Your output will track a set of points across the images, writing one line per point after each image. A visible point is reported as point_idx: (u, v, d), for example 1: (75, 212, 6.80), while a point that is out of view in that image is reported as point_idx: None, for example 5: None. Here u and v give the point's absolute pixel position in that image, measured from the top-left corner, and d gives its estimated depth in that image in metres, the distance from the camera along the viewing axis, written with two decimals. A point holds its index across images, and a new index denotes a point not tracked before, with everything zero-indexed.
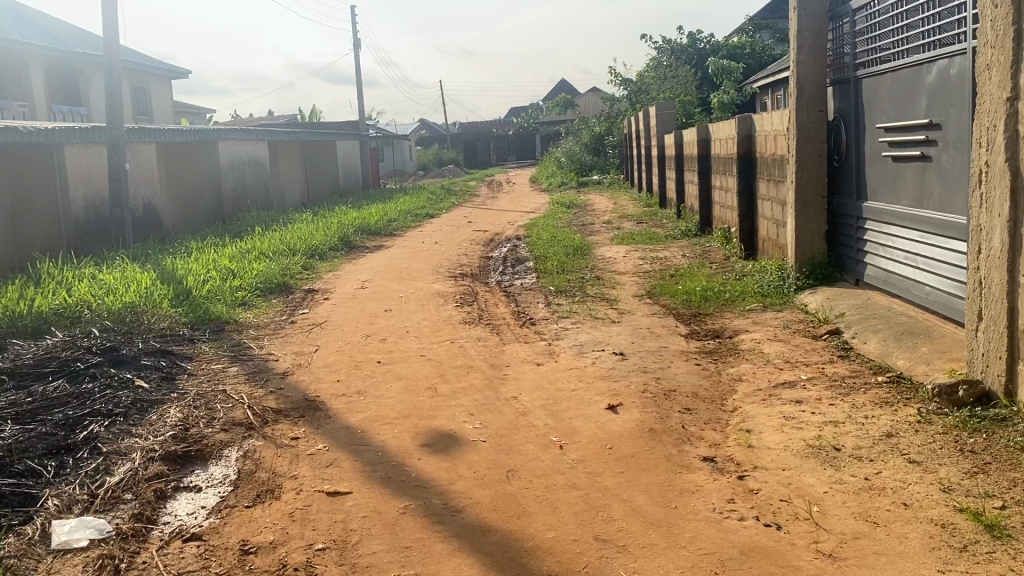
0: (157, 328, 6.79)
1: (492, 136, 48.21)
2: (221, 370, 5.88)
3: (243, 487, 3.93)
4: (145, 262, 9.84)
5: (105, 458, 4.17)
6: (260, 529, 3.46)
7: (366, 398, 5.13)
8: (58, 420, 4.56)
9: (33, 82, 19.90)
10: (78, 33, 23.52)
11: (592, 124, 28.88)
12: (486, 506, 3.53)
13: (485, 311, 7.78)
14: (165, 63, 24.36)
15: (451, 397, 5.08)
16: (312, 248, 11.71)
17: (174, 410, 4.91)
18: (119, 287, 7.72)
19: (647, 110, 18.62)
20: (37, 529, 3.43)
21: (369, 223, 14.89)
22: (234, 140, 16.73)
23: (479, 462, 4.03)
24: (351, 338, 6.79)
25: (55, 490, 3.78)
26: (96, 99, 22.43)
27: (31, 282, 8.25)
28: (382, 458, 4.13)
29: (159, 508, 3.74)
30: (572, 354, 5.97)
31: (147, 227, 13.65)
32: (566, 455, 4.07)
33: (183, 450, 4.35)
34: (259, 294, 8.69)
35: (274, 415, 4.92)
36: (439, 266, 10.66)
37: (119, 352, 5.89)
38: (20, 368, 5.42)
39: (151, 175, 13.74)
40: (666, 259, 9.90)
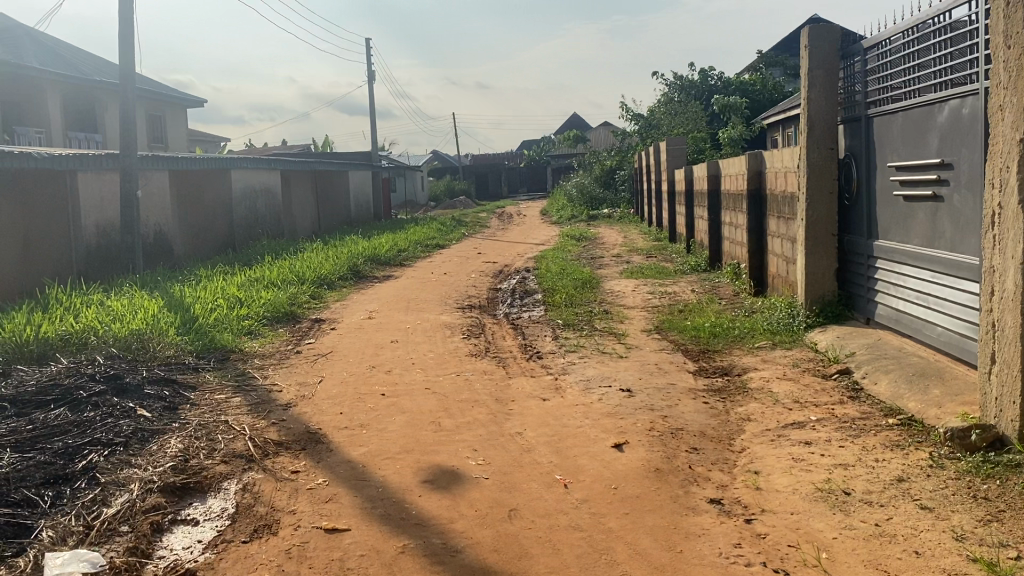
0: (162, 356, 6.76)
1: (503, 168, 48.40)
2: (225, 401, 5.83)
3: (241, 521, 3.87)
4: (155, 290, 9.85)
5: (103, 488, 4.13)
6: (255, 566, 3.39)
7: (369, 432, 5.08)
8: (57, 449, 4.53)
9: (50, 108, 20.14)
10: (96, 62, 23.81)
11: (603, 158, 28.99)
12: (487, 546, 3.46)
13: (492, 344, 7.73)
14: (181, 92, 24.67)
15: (455, 431, 5.02)
16: (321, 277, 11.70)
17: (175, 441, 4.87)
18: (126, 315, 7.71)
19: (657, 145, 18.65)
20: (30, 562, 3.37)
21: (379, 253, 14.90)
22: (248, 169, 16.82)
23: (481, 500, 3.96)
24: (356, 370, 6.75)
25: (51, 521, 3.73)
26: (111, 126, 22.65)
27: (39, 308, 8.24)
28: (382, 494, 4.07)
29: (154, 542, 3.68)
30: (578, 390, 5.90)
31: (158, 254, 13.72)
32: (569, 495, 4.00)
33: (182, 482, 4.30)
34: (265, 323, 8.67)
35: (275, 447, 4.87)
36: (447, 298, 10.63)
37: (122, 380, 5.85)
38: (22, 395, 5.39)
39: (163, 203, 13.81)
40: (675, 294, 9.84)
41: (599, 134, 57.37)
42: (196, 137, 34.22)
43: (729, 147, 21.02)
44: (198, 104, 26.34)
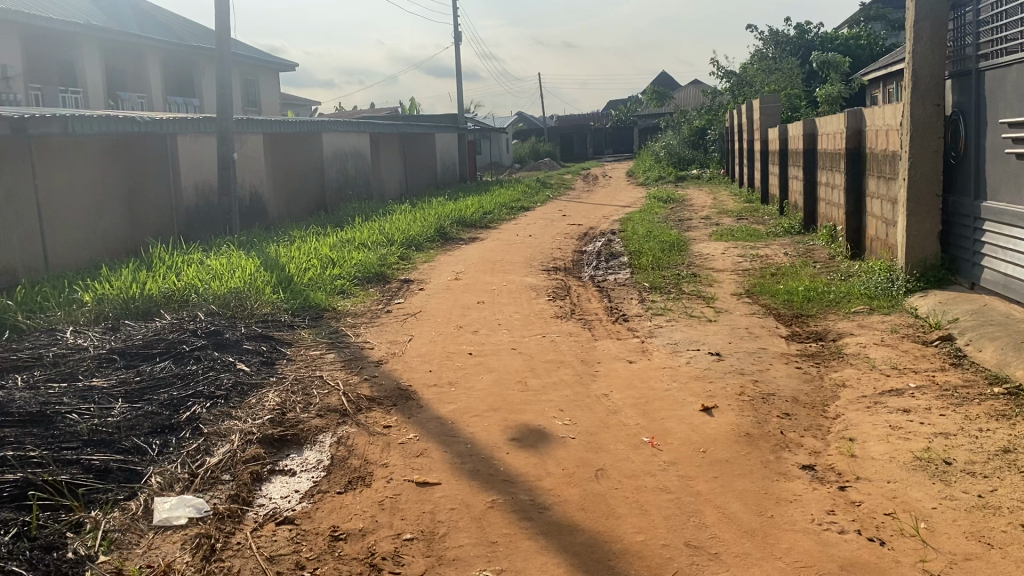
0: (259, 313, 6.99)
1: (589, 129, 47.91)
2: (319, 357, 6.01)
3: (336, 472, 4.00)
4: (251, 250, 10.18)
5: (206, 439, 4.32)
6: (351, 516, 3.51)
7: (457, 390, 5.16)
8: (163, 400, 4.74)
9: (151, 74, 20.86)
10: (195, 27, 24.48)
11: (693, 117, 28.32)
12: (574, 504, 3.48)
13: (577, 306, 7.72)
14: (273, 56, 25.21)
15: (541, 391, 5.06)
16: (410, 238, 11.85)
17: (272, 394, 5.06)
18: (225, 273, 8.00)
19: (750, 104, 18.05)
20: (140, 506, 3.58)
21: (464, 215, 14.98)
22: (339, 132, 17.10)
23: (569, 459, 3.98)
24: (444, 329, 6.84)
25: (158, 468, 3.93)
26: (209, 91, 23.32)
27: (144, 266, 8.60)
28: (470, 450, 4.13)
29: (255, 490, 3.85)
30: (666, 352, 5.85)
31: (253, 216, 14.15)
32: (657, 456, 3.98)
33: (280, 434, 4.47)
34: (357, 283, 8.86)
35: (367, 402, 5.00)
36: (532, 260, 10.63)
37: (222, 336, 6.08)
38: (131, 349, 5.67)
39: (257, 166, 14.18)
40: (767, 256, 9.60)
41: (687, 93, 56.06)
42: (287, 100, 35.02)
43: (826, 106, 20.21)
44: (290, 68, 26.85)
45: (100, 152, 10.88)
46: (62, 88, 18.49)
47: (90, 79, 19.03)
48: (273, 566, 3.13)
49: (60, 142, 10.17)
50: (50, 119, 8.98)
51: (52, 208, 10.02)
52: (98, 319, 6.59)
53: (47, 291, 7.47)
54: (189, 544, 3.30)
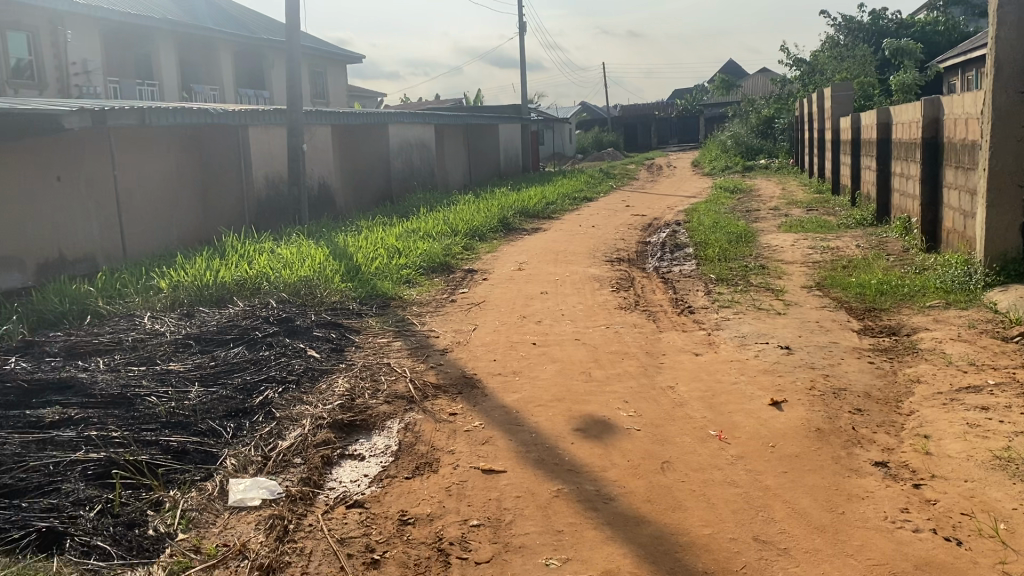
0: (328, 301, 7.12)
1: (653, 119, 47.38)
2: (386, 345, 6.10)
3: (403, 458, 4.07)
4: (319, 239, 10.37)
5: (278, 423, 4.44)
6: (419, 501, 3.57)
7: (521, 379, 5.19)
8: (237, 384, 4.89)
9: (223, 67, 21.35)
10: (266, 21, 24.98)
11: (761, 107, 27.79)
12: (641, 496, 3.47)
13: (642, 297, 7.66)
14: (341, 49, 25.56)
15: (606, 382, 5.05)
16: (474, 228, 11.92)
17: (342, 380, 5.17)
18: (295, 262, 8.16)
19: (821, 93, 17.60)
20: (216, 486, 3.70)
21: (528, 205, 14.98)
22: (405, 123, 17.26)
23: (634, 450, 3.97)
24: (508, 319, 6.87)
25: (233, 450, 4.05)
26: (278, 84, 23.77)
27: (217, 254, 8.83)
28: (535, 439, 4.15)
29: (325, 474, 3.94)
30: (733, 345, 5.77)
31: (322, 206, 14.40)
32: (725, 450, 3.94)
33: (349, 419, 4.56)
34: (422, 272, 8.95)
35: (434, 390, 5.07)
36: (596, 251, 10.58)
37: (293, 323, 6.23)
38: (206, 334, 5.85)
39: (325, 157, 14.42)
40: (838, 249, 9.39)
41: (756, 81, 54.99)
42: (355, 92, 35.49)
43: (900, 94, 19.60)
44: (357, 60, 27.19)
45: (174, 143, 11.19)
46: (139, 81, 19.08)
47: (165, 73, 19.58)
48: (344, 548, 3.21)
49: (138, 133, 10.49)
50: (128, 110, 9.26)
51: (130, 197, 10.37)
52: (173, 305, 6.80)
53: (126, 278, 7.74)
54: (263, 525, 3.40)
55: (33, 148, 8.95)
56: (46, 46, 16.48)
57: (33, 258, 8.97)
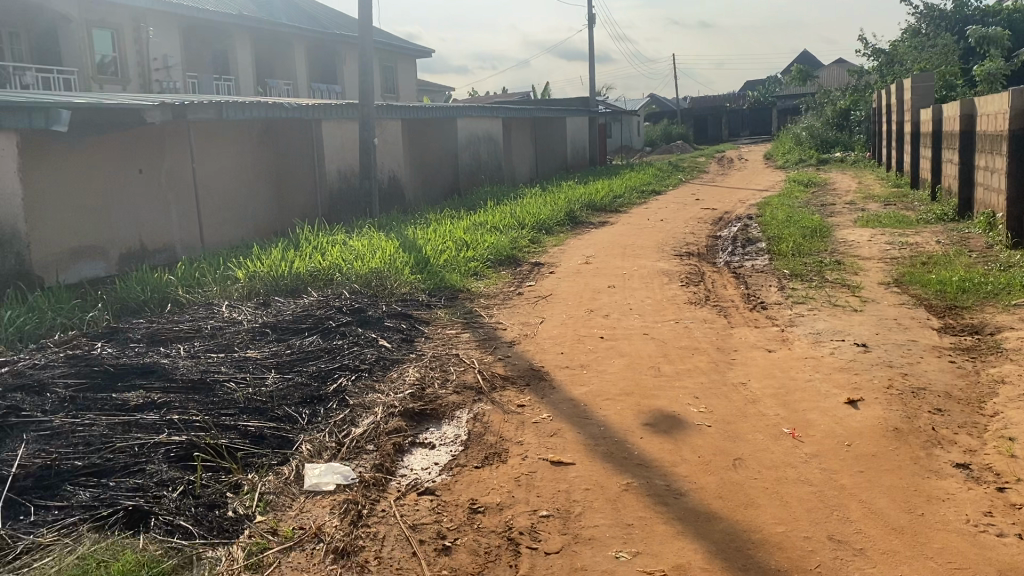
0: (399, 292, 7.23)
1: (724, 111, 46.59)
2: (455, 336, 6.17)
3: (473, 448, 4.12)
4: (389, 231, 10.51)
5: (351, 410, 4.54)
6: (488, 490, 3.61)
7: (589, 372, 5.19)
8: (312, 372, 5.01)
9: (296, 62, 21.77)
10: (339, 16, 25.40)
11: (837, 99, 27.13)
12: (712, 492, 3.45)
13: (713, 292, 7.57)
14: (411, 43, 25.81)
15: (675, 377, 5.01)
16: (541, 221, 11.92)
17: (412, 370, 5.25)
18: (366, 254, 8.30)
19: (900, 84, 17.07)
20: (293, 471, 3.80)
21: (595, 199, 14.91)
22: (473, 117, 17.34)
23: (704, 446, 3.93)
24: (576, 312, 6.87)
25: (308, 436, 4.16)
26: (350, 78, 24.14)
27: (292, 246, 9.05)
28: (604, 433, 4.15)
29: (397, 461, 4.02)
30: (807, 342, 5.67)
31: (392, 199, 14.60)
32: (798, 448, 3.88)
33: (420, 408, 4.63)
34: (490, 265, 9.00)
35: (502, 381, 5.11)
36: (665, 245, 10.48)
37: (365, 313, 6.34)
38: (282, 323, 5.99)
39: (395, 150, 14.59)
40: (917, 244, 9.11)
41: (832, 72, 53.60)
42: (424, 86, 35.81)
43: (985, 85, 18.89)
44: (427, 54, 27.43)
45: (250, 136, 11.47)
46: (216, 76, 19.60)
47: (241, 68, 20.06)
48: (416, 534, 3.26)
49: (215, 127, 10.78)
50: (207, 105, 9.52)
51: (208, 190, 10.67)
52: (250, 295, 6.99)
53: (204, 268, 7.96)
54: (338, 509, 3.48)
55: (117, 142, 9.28)
56: (129, 42, 17.05)
57: (117, 248, 9.32)
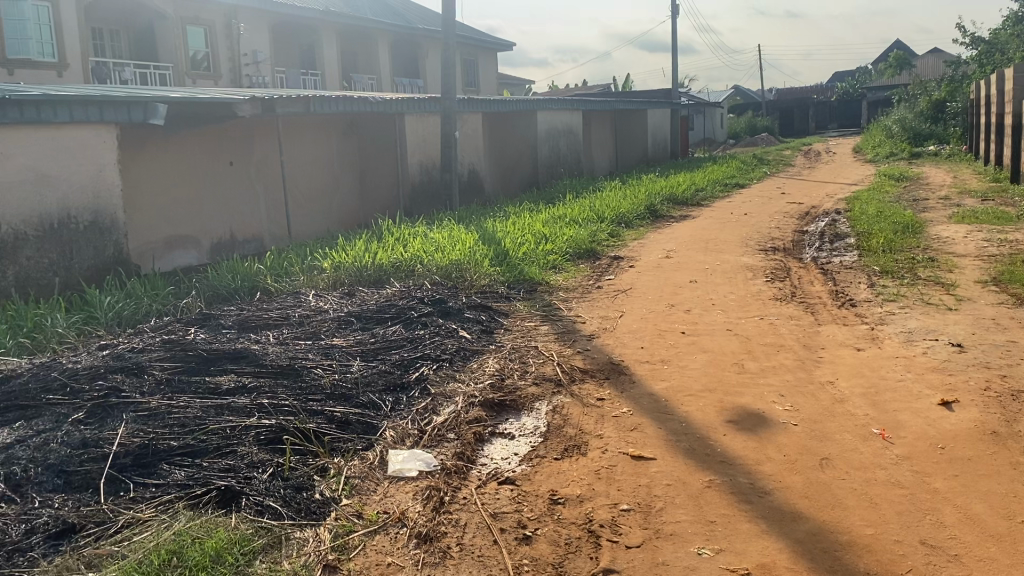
0: (479, 284, 7.30)
1: (811, 102, 45.32)
2: (534, 328, 6.19)
3: (552, 439, 4.13)
4: (469, 224, 10.60)
5: (433, 399, 4.61)
6: (568, 482, 3.61)
7: (670, 368, 5.14)
8: (395, 360, 5.10)
9: (380, 56, 22.10)
10: (422, 11, 25.68)
11: (932, 90, 26.10)
12: (797, 491, 3.38)
13: (799, 288, 7.40)
14: (492, 36, 25.91)
15: (759, 375, 4.92)
16: (620, 215, 11.84)
17: (492, 361, 5.29)
18: (447, 246, 8.40)
19: (1001, 73, 16.31)
20: (377, 456, 3.88)
21: (677, 192, 14.72)
22: (553, 109, 17.30)
23: (790, 445, 3.85)
24: (656, 307, 6.80)
25: (392, 423, 4.24)
26: (432, 72, 24.38)
27: (375, 237, 9.22)
28: (686, 428, 4.11)
29: (477, 450, 4.07)
30: (898, 341, 5.49)
31: (472, 192, 14.71)
32: (889, 450, 3.76)
33: (500, 399, 4.67)
34: (568, 258, 9.00)
35: (581, 374, 5.10)
36: (749, 239, 10.28)
37: (446, 303, 6.41)
38: (366, 312, 6.12)
39: (476, 143, 14.70)
40: (1017, 241, 8.71)
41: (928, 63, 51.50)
42: (505, 79, 35.92)
43: None
44: (508, 47, 27.49)
45: (335, 130, 11.71)
46: (304, 71, 20.06)
47: (327, 63, 20.48)
48: (498, 522, 3.29)
49: (302, 121, 11.05)
50: (295, 99, 9.74)
51: (295, 182, 10.95)
52: (335, 285, 7.14)
53: (292, 258, 8.17)
54: (420, 495, 3.55)
55: (209, 135, 9.60)
56: (221, 38, 17.59)
57: (208, 238, 9.64)
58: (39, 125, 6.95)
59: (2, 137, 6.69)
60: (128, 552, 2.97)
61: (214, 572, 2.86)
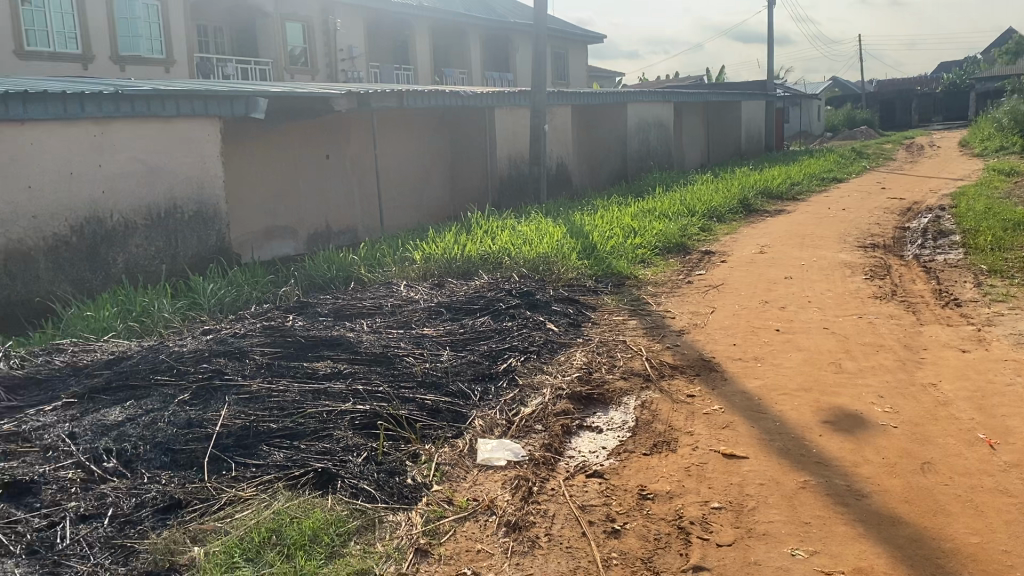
0: (567, 277, 7.30)
1: (915, 94, 43.50)
2: (623, 322, 6.16)
3: (641, 434, 4.11)
4: (558, 217, 10.60)
5: (521, 390, 4.65)
6: (658, 478, 3.59)
7: (763, 366, 5.04)
8: (483, 351, 5.16)
9: (471, 50, 22.26)
10: (512, 5, 25.76)
11: None
12: (897, 495, 3.27)
13: (900, 287, 7.13)
14: (582, 29, 25.80)
15: (857, 375, 4.78)
16: (711, 209, 11.64)
17: (580, 354, 5.29)
18: (535, 239, 8.42)
19: None
20: (467, 444, 3.94)
21: (770, 186, 14.38)
22: (644, 102, 17.11)
23: (889, 448, 3.74)
24: (749, 303, 6.67)
25: (480, 413, 4.30)
26: (522, 65, 24.43)
27: (464, 230, 9.32)
28: (780, 428, 4.02)
29: (565, 442, 4.08)
30: (1008, 344, 5.24)
31: (560, 184, 14.71)
32: (996, 456, 3.61)
33: (587, 392, 4.67)
34: (658, 252, 8.90)
35: (671, 370, 5.05)
36: (847, 236, 9.96)
37: (534, 296, 6.43)
38: (456, 302, 6.20)
39: (565, 136, 14.68)
40: None
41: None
42: (595, 72, 35.70)
43: None
44: (598, 40, 27.33)
45: (426, 123, 11.88)
46: (397, 65, 20.38)
47: (419, 57, 20.77)
48: (586, 515, 3.30)
49: (395, 114, 11.25)
50: (389, 94, 9.92)
51: (388, 175, 11.17)
52: (425, 276, 7.27)
53: (384, 249, 8.34)
54: (509, 484, 3.59)
55: (308, 129, 9.88)
56: (317, 33, 18.03)
57: (305, 229, 9.95)
58: (149, 117, 7.28)
59: (115, 129, 7.06)
60: (230, 529, 3.10)
61: (311, 551, 2.97)
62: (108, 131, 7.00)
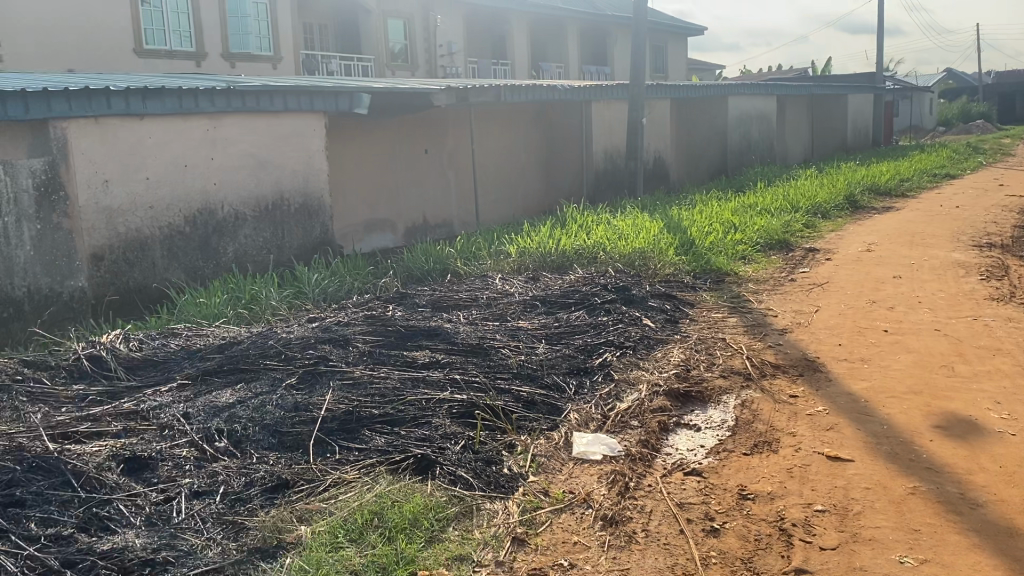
0: (663, 273, 7.23)
1: None
2: (722, 320, 6.06)
3: (740, 433, 4.05)
4: (654, 212, 10.50)
5: (617, 385, 4.64)
6: (758, 478, 3.53)
7: (870, 367, 4.88)
8: (578, 345, 5.16)
9: (568, 44, 22.23)
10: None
11: None
12: (1015, 506, 3.13)
13: (1019, 288, 6.78)
14: (682, 22, 25.41)
15: (972, 379, 4.57)
16: (815, 205, 11.30)
17: (677, 351, 5.24)
18: (631, 233, 8.36)
19: None
20: (563, 437, 3.96)
21: (878, 182, 13.85)
22: (745, 95, 16.75)
23: (1007, 456, 3.57)
24: (855, 303, 6.46)
25: (576, 406, 4.31)
26: (621, 59, 24.24)
27: (560, 224, 9.33)
28: (888, 432, 3.89)
29: (662, 439, 4.06)
30: None
31: (657, 179, 14.54)
32: None
33: (685, 389, 4.62)
34: (758, 249, 8.71)
35: (773, 369, 4.94)
36: (961, 234, 9.52)
37: (630, 291, 6.39)
38: (551, 296, 6.23)
39: (662, 130, 14.50)
40: None
41: None
42: (694, 65, 35.13)
43: None
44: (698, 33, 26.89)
45: (524, 118, 11.94)
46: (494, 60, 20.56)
47: (517, 52, 20.88)
48: (684, 512, 3.28)
49: (493, 110, 11.35)
50: (487, 89, 10.00)
51: (484, 169, 11.28)
52: (520, 269, 7.32)
53: (480, 242, 8.43)
54: (605, 478, 3.59)
55: (408, 124, 10.07)
56: (418, 29, 18.33)
57: (404, 222, 10.14)
58: (258, 113, 7.57)
59: (227, 123, 7.39)
60: (334, 509, 3.21)
61: (411, 534, 3.06)
62: (219, 125, 7.32)
